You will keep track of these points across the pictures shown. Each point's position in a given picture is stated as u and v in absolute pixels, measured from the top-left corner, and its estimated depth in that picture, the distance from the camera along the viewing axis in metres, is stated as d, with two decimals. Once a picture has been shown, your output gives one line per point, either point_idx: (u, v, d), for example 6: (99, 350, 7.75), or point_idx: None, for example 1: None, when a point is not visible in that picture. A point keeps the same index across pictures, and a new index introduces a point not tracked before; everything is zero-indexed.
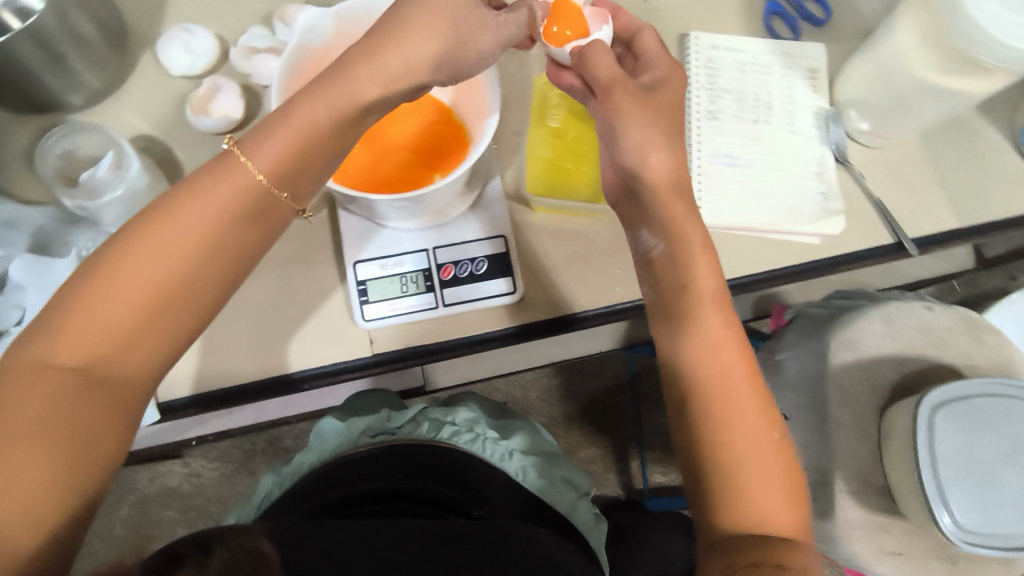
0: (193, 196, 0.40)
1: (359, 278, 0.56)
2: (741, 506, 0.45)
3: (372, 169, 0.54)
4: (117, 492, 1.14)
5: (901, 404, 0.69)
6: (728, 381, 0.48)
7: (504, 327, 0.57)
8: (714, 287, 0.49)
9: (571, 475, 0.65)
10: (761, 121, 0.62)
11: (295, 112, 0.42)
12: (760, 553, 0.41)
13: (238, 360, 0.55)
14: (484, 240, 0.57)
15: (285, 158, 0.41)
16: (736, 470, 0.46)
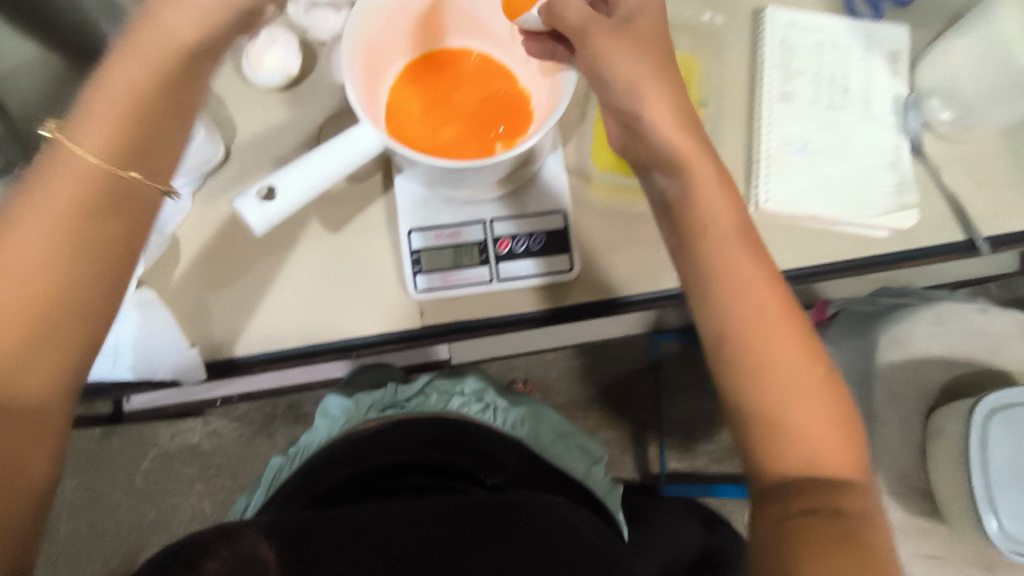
0: (31, 201, 0.35)
1: (413, 247, 0.54)
2: (782, 449, 0.41)
3: (429, 137, 0.52)
4: (139, 446, 1.15)
5: (954, 406, 0.67)
6: (761, 321, 0.43)
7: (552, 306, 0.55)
8: (736, 221, 0.45)
9: (586, 445, 0.64)
10: (836, 106, 0.59)
11: (109, 79, 0.37)
12: (818, 498, 0.39)
13: (287, 324, 0.54)
14: (544, 215, 0.55)
15: (115, 134, 0.37)
16: (781, 417, 0.41)
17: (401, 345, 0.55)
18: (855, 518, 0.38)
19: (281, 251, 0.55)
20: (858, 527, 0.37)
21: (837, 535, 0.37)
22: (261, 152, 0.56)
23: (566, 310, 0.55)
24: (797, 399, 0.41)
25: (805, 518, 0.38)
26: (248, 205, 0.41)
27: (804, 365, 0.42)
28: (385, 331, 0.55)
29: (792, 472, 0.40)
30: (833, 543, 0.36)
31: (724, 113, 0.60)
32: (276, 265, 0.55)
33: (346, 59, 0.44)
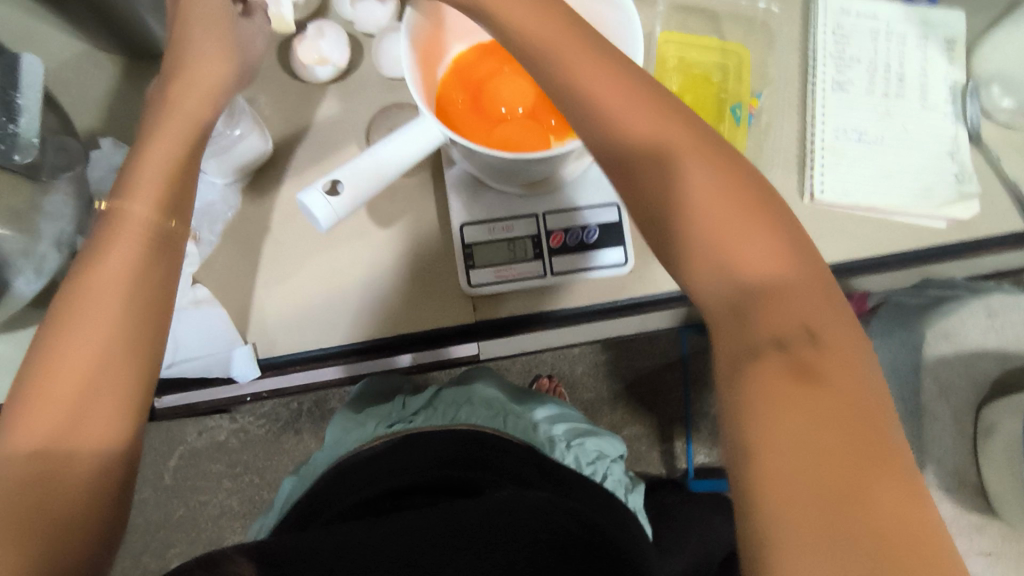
0: (92, 263, 0.37)
1: (466, 242, 0.53)
2: (698, 263, 0.32)
3: (485, 130, 0.52)
4: (168, 443, 1.16)
5: (1013, 402, 0.64)
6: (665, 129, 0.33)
7: (611, 299, 0.55)
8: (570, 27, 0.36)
9: (602, 445, 0.65)
10: (891, 95, 0.58)
11: (149, 149, 0.39)
12: (785, 318, 0.30)
13: (341, 320, 0.54)
14: (597, 208, 0.54)
15: (163, 190, 0.39)
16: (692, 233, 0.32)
17: (447, 340, 0.55)
18: (808, 343, 0.29)
19: (331, 247, 0.55)
20: (817, 360, 0.29)
21: (791, 385, 0.28)
22: (309, 148, 0.56)
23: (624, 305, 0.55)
24: (705, 195, 0.32)
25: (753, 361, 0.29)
26: (314, 199, 0.41)
27: (720, 185, 0.32)
28: (404, 333, 0.54)
29: (715, 302, 0.31)
30: (793, 389, 0.28)
31: (778, 103, 0.59)
32: (328, 262, 0.54)
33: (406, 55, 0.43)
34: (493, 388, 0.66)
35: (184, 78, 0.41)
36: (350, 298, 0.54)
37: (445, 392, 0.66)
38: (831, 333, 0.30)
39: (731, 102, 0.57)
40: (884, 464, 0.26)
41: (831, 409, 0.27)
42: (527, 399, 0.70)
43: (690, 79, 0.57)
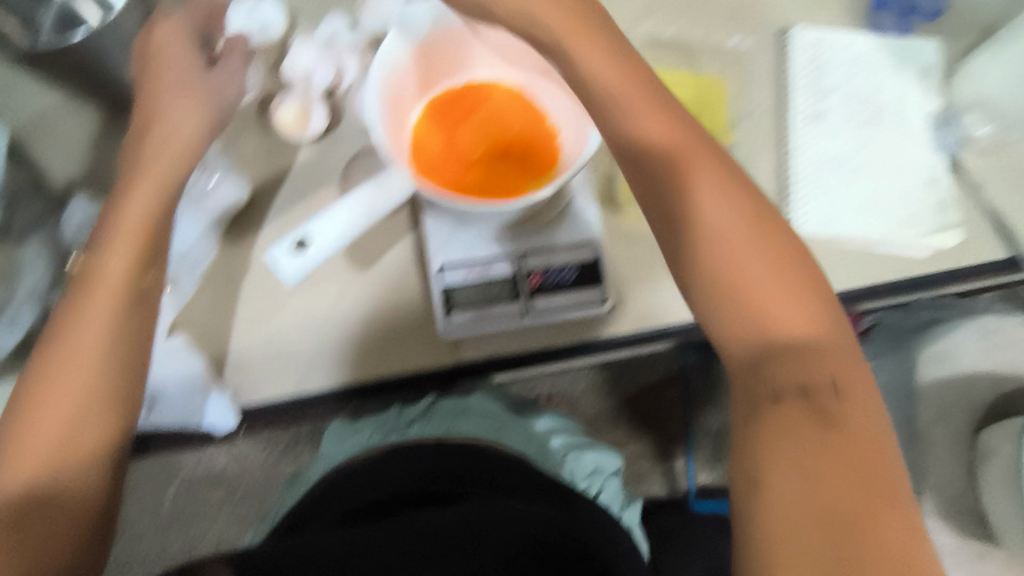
0: (74, 307, 0.41)
1: (444, 285, 0.53)
2: (730, 324, 0.38)
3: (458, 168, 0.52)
4: (166, 471, 1.16)
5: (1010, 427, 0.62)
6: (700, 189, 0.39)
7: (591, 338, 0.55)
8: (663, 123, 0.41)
9: (598, 458, 0.62)
10: (870, 124, 0.58)
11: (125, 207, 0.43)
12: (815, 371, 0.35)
13: (318, 366, 0.53)
14: (575, 247, 0.54)
15: (141, 243, 0.43)
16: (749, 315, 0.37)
17: (440, 376, 0.55)
18: (832, 396, 0.35)
19: (310, 293, 0.54)
20: (836, 408, 0.34)
21: (815, 428, 0.33)
22: (287, 192, 0.56)
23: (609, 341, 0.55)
24: (731, 263, 0.37)
25: (787, 410, 0.34)
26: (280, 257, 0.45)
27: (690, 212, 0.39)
28: (385, 376, 0.53)
29: (747, 354, 0.37)
30: (816, 432, 0.33)
31: (755, 134, 0.59)
32: (307, 305, 0.54)
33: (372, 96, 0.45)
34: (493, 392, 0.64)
35: (157, 137, 0.46)
36: (331, 343, 0.54)
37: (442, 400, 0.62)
38: (854, 392, 0.35)
39: (707, 136, 0.57)
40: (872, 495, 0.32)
41: (798, 432, 0.33)
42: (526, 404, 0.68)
43: None
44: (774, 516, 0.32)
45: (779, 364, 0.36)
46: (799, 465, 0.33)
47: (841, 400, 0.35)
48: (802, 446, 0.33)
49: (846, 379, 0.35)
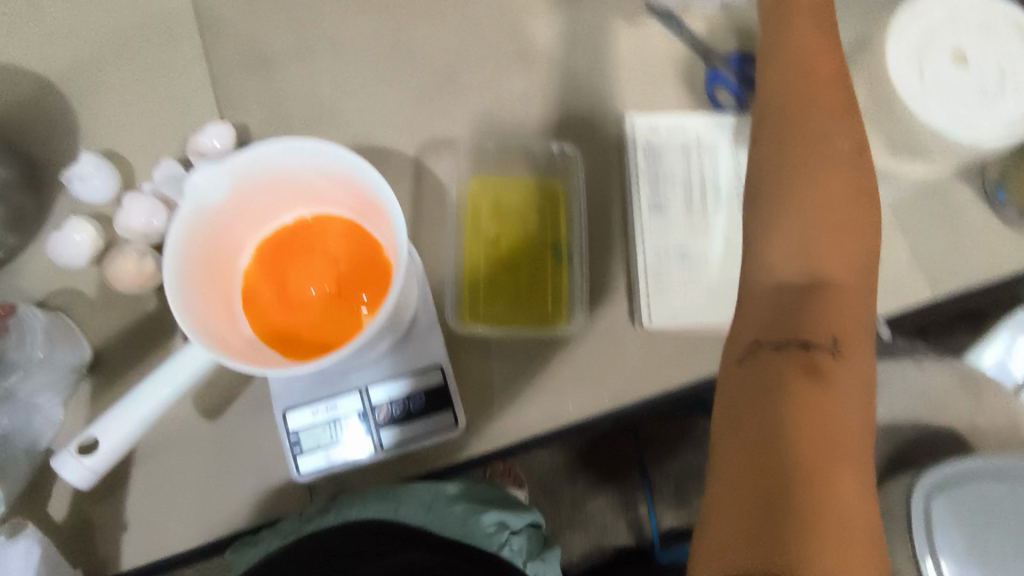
0: None
1: (290, 428, 0.52)
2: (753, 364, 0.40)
3: (284, 332, 0.51)
4: None
5: (897, 481, 0.64)
6: (837, 300, 0.42)
7: (455, 461, 0.54)
8: (797, 220, 0.44)
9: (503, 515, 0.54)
10: (710, 209, 0.58)
11: None
12: (796, 348, 0.40)
13: (175, 529, 0.51)
14: (421, 373, 0.53)
15: None
16: (799, 319, 0.41)
17: (297, 497, 0.53)
18: (832, 356, 0.40)
19: (161, 449, 0.53)
20: (834, 369, 0.40)
21: (812, 383, 0.39)
22: (133, 347, 0.56)
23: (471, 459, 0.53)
24: (802, 405, 0.38)
25: (778, 358, 0.40)
26: (64, 466, 0.38)
27: (745, 304, 0.43)
28: (242, 527, 0.52)
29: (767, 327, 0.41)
30: (808, 385, 0.39)
31: (598, 229, 0.58)
32: (157, 461, 0.53)
33: (173, 293, 0.42)
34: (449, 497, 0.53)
35: None
36: (194, 493, 0.52)
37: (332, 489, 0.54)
38: (841, 297, 0.42)
39: (549, 237, 0.58)
40: (842, 303, 0.42)
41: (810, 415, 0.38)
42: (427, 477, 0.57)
43: (505, 221, 0.58)
44: (722, 506, 0.37)
45: (822, 306, 0.41)
46: (773, 472, 0.36)
47: (842, 360, 0.40)
48: (777, 400, 0.38)
49: (848, 337, 0.41)
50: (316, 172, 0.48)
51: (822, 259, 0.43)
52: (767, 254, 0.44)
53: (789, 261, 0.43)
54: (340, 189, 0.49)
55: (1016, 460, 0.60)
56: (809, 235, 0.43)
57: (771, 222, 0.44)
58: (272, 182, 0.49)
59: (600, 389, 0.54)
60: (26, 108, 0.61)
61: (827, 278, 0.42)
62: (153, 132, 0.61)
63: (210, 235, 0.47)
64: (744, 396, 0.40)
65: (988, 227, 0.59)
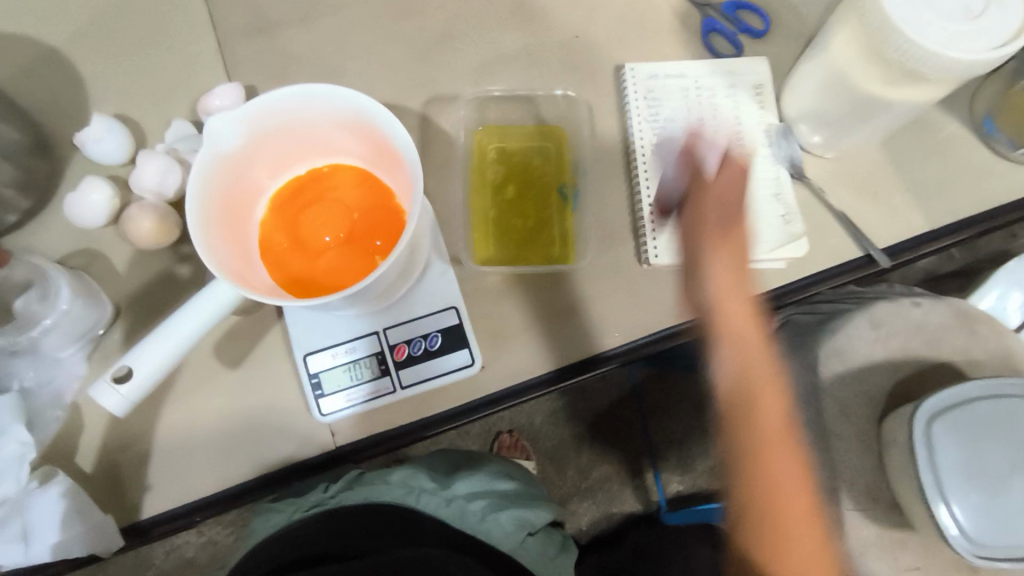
0: None
1: (312, 371, 0.54)
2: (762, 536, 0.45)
3: (302, 276, 0.52)
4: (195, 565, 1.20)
5: (898, 412, 0.66)
6: (773, 439, 0.45)
7: (472, 399, 0.54)
8: (776, 425, 0.45)
9: (520, 515, 0.59)
10: (710, 149, 0.60)
11: None
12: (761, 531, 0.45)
13: (202, 472, 0.53)
14: (436, 314, 0.55)
15: None
16: (752, 460, 0.45)
17: (321, 439, 0.54)
18: (781, 505, 0.45)
19: (185, 397, 0.54)
20: (787, 516, 0.45)
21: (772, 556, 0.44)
22: (152, 301, 0.57)
23: (482, 402, 0.55)
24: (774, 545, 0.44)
25: (752, 521, 0.45)
26: (103, 394, 0.41)
27: (725, 455, 0.47)
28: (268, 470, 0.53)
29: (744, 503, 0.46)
30: (763, 522, 0.45)
31: (602, 174, 0.60)
32: (182, 409, 0.54)
33: (195, 232, 0.43)
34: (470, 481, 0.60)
35: None
36: (220, 438, 0.54)
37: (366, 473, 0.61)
38: (781, 453, 0.45)
39: (555, 183, 0.60)
40: (780, 445, 0.45)
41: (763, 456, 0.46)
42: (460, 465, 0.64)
43: (511, 168, 0.60)
44: None
45: (773, 484, 0.45)
46: None
47: (800, 515, 0.45)
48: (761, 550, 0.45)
49: (784, 474, 0.45)
50: (329, 115, 0.49)
51: (755, 388, 0.46)
52: (733, 435, 0.46)
53: (744, 430, 0.46)
54: (353, 132, 0.50)
55: (1012, 384, 0.62)
56: (761, 450, 0.45)
57: (732, 390, 0.47)
58: (286, 128, 0.50)
59: (610, 325, 0.56)
60: (36, 77, 0.62)
61: (757, 420, 0.46)
62: (162, 95, 0.62)
63: (228, 181, 0.48)
64: (740, 549, 0.46)
65: (980, 159, 0.61)
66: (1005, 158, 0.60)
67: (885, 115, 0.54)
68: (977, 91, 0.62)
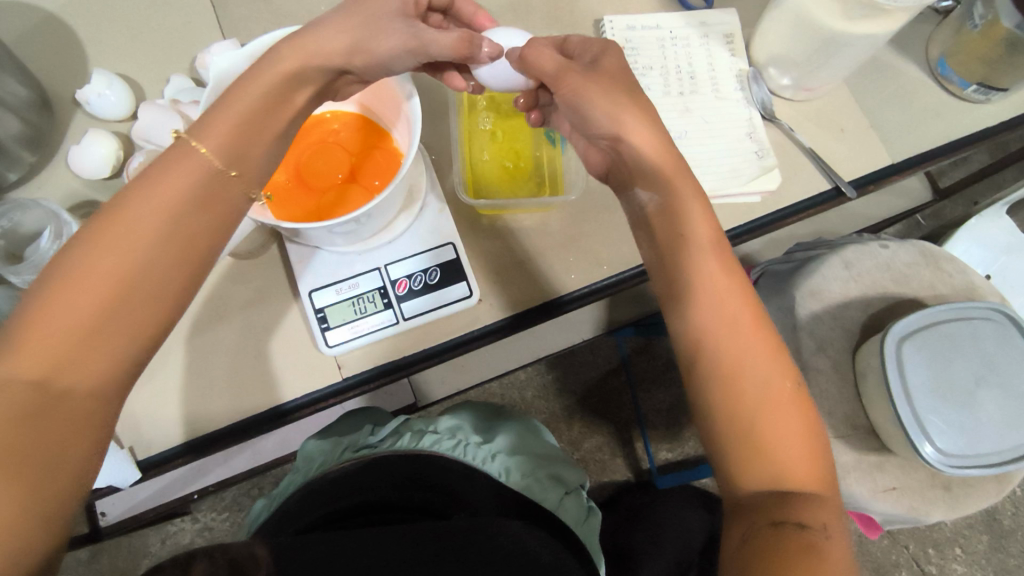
0: (88, 255, 0.36)
1: (317, 307, 0.56)
2: (747, 454, 0.42)
3: (305, 212, 0.54)
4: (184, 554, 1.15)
5: (870, 341, 0.70)
6: (696, 244, 0.46)
7: (485, 325, 0.58)
8: (709, 231, 0.46)
9: (560, 473, 0.62)
10: (687, 93, 0.64)
11: (137, 224, 0.37)
12: (711, 366, 0.43)
13: (213, 406, 0.55)
14: (432, 250, 0.58)
15: (112, 273, 0.36)
16: (720, 341, 0.43)
17: (329, 371, 0.57)
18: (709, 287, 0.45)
19: (195, 337, 0.56)
20: (727, 307, 0.44)
21: (727, 358, 0.43)
22: None
23: (504, 323, 0.58)
24: (784, 440, 0.41)
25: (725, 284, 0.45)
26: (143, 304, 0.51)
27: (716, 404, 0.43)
28: (315, 390, 0.56)
29: (703, 386, 0.44)
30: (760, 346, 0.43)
31: None
32: (190, 347, 0.56)
33: None
34: (513, 439, 0.64)
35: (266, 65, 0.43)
36: (230, 376, 0.56)
37: (415, 420, 0.66)
38: (693, 216, 0.46)
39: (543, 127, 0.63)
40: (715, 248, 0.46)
41: (719, 305, 0.44)
42: (494, 426, 0.67)
43: (500, 113, 0.63)
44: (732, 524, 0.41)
45: (707, 272, 0.45)
46: (751, 462, 0.41)
47: (721, 305, 0.44)
48: (722, 387, 0.43)
49: (702, 261, 0.45)
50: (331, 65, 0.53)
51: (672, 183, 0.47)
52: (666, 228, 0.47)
53: (684, 251, 0.46)
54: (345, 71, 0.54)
55: (972, 308, 0.67)
56: (703, 259, 0.45)
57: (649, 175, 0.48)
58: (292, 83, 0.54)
59: (598, 260, 0.59)
60: (35, 38, 0.63)
61: (666, 200, 0.47)
62: (159, 55, 0.64)
63: None
64: (715, 365, 0.43)
65: (935, 99, 0.65)
66: (959, 97, 0.65)
67: (847, 52, 0.58)
68: (929, 38, 0.67)
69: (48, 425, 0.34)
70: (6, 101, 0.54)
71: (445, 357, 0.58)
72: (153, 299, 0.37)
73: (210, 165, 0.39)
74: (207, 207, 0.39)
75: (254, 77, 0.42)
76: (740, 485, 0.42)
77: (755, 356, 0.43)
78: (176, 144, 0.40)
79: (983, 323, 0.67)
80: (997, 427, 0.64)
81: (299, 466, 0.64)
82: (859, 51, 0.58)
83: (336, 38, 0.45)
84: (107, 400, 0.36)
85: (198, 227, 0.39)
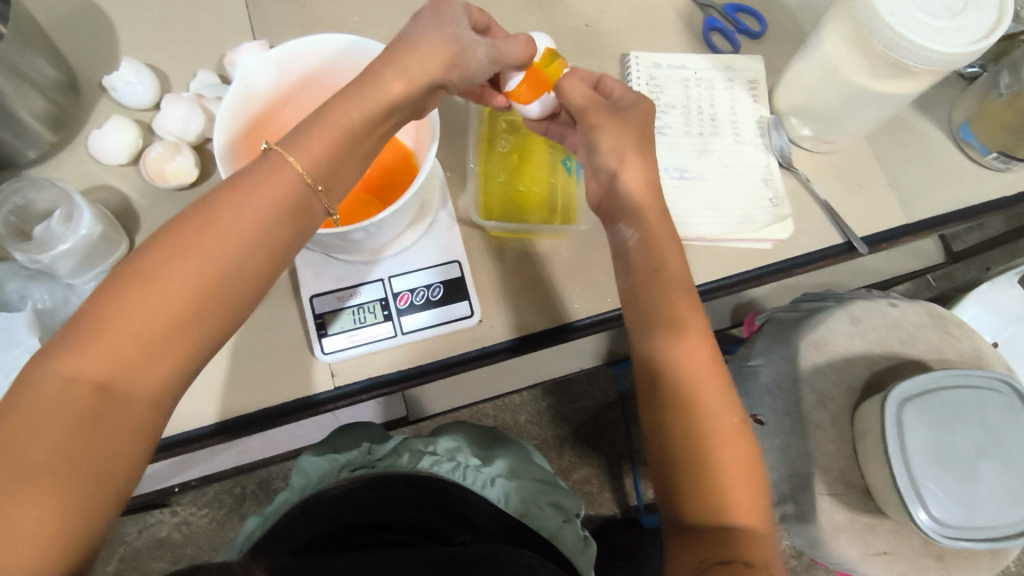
0: (170, 254, 0.38)
1: (317, 312, 0.56)
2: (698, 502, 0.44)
3: None
4: (159, 547, 1.13)
5: (871, 400, 0.68)
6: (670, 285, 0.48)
7: (503, 340, 0.57)
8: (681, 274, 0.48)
9: (559, 499, 0.61)
10: (707, 134, 0.64)
11: (229, 228, 0.39)
12: (683, 429, 0.45)
13: (198, 403, 0.54)
14: (438, 266, 0.58)
15: (186, 282, 0.37)
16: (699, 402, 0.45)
17: (322, 379, 0.55)
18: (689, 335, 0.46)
19: None
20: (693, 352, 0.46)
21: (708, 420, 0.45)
22: None
23: (505, 345, 0.57)
24: (744, 509, 0.43)
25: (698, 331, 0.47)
26: None
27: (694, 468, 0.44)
28: (332, 388, 0.55)
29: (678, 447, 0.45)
30: (727, 403, 0.45)
31: None
32: None
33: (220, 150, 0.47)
34: (513, 463, 0.63)
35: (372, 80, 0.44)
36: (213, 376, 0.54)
37: (412, 439, 0.65)
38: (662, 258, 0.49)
39: (561, 155, 0.63)
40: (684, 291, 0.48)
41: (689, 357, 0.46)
42: (494, 450, 0.67)
43: (519, 138, 0.64)
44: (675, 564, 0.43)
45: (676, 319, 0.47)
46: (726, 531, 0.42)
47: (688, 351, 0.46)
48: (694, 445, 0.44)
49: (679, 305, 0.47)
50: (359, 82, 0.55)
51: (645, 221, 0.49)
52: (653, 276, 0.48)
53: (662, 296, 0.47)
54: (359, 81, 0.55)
55: (978, 376, 0.66)
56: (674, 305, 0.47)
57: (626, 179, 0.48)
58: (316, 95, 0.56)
59: (604, 291, 0.59)
60: (71, 22, 0.64)
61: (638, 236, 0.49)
62: (190, 49, 0.65)
63: (252, 118, 0.51)
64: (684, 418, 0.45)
65: (955, 163, 0.65)
66: (979, 163, 0.65)
67: (870, 108, 0.58)
68: (953, 101, 0.67)
69: (110, 424, 0.35)
70: (33, 79, 0.54)
71: (453, 371, 0.57)
72: (219, 310, 0.39)
73: (301, 182, 0.41)
74: (291, 220, 0.41)
75: (353, 97, 0.43)
76: (690, 519, 0.44)
77: (727, 418, 0.45)
78: (266, 157, 0.42)
79: (988, 392, 0.66)
80: (995, 499, 0.63)
81: (295, 481, 0.62)
82: (882, 109, 0.58)
83: (436, 50, 0.45)
84: (161, 403, 0.38)
85: (273, 244, 0.41)
